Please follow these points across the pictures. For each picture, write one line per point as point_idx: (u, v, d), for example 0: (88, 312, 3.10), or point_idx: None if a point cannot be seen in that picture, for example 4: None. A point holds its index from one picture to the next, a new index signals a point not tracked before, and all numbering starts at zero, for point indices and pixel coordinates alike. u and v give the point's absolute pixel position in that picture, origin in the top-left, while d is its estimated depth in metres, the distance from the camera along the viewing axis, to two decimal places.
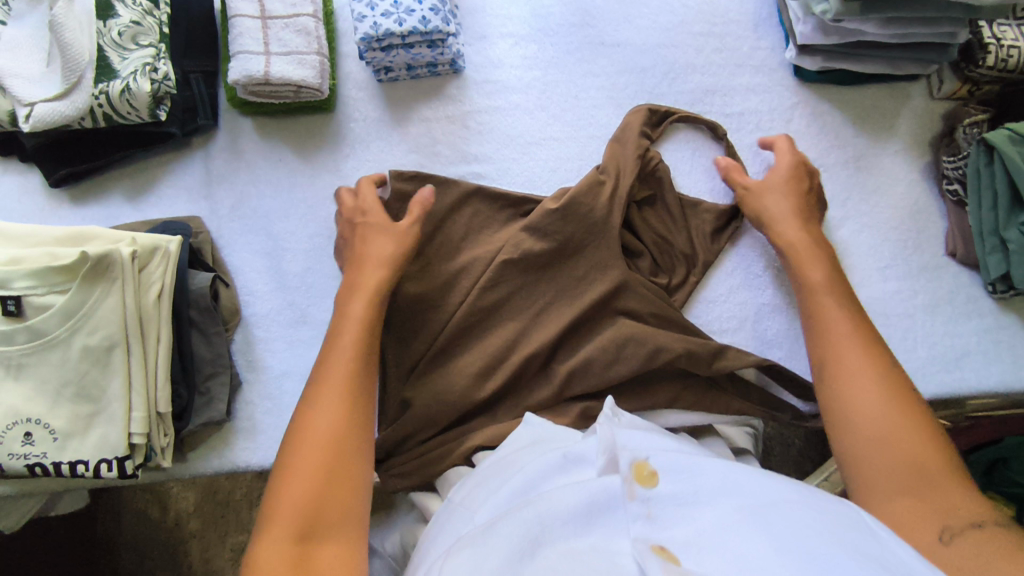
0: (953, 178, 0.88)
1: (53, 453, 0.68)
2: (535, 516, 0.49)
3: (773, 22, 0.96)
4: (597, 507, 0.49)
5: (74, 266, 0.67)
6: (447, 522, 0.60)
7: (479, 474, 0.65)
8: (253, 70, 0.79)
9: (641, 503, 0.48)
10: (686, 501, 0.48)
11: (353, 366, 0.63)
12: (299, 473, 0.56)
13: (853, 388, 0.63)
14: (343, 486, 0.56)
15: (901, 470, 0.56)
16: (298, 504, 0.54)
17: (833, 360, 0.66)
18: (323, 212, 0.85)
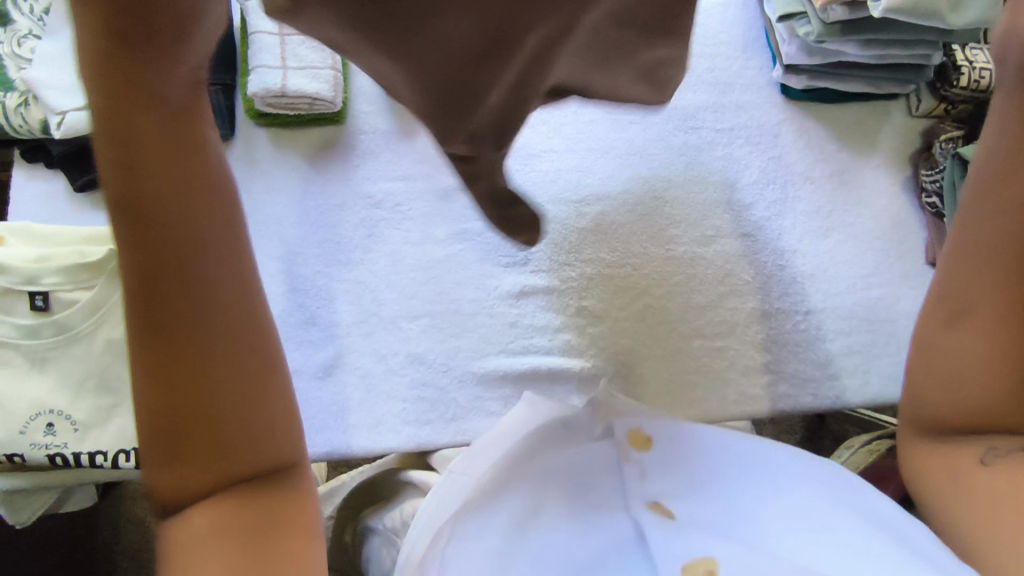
0: (931, 191, 0.93)
1: (73, 443, 0.70)
2: (534, 479, 0.55)
3: (761, 44, 1.02)
4: (589, 473, 0.56)
5: (100, 263, 0.71)
6: None
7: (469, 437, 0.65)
8: (271, 83, 0.84)
9: (635, 465, 0.56)
10: (671, 463, 0.56)
11: (161, 244, 0.46)
12: (166, 454, 0.48)
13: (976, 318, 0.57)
14: (195, 379, 0.47)
15: (987, 405, 0.56)
16: (200, 475, 0.49)
17: (962, 296, 0.58)
18: (334, 218, 0.90)
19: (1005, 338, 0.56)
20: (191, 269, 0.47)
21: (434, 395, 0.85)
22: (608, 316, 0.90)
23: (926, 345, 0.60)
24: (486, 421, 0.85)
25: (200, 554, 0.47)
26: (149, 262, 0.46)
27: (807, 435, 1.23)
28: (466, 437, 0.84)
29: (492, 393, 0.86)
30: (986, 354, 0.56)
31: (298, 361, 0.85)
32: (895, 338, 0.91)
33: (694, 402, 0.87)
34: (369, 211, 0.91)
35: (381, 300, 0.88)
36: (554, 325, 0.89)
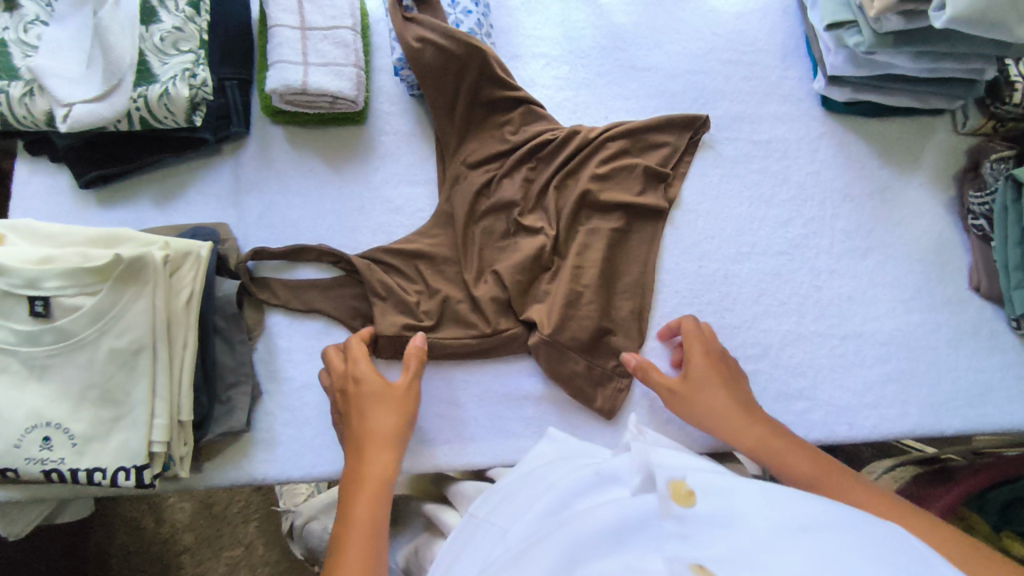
0: (979, 213, 0.89)
1: (71, 458, 0.66)
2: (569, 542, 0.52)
3: (801, 53, 0.98)
4: (630, 527, 0.52)
5: (107, 268, 0.66)
6: (477, 533, 0.63)
7: (505, 486, 0.69)
8: (291, 80, 0.79)
9: (675, 521, 0.50)
10: (721, 524, 0.49)
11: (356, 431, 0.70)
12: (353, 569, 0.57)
13: (788, 458, 0.68)
14: (370, 512, 0.63)
15: (815, 471, 0.65)
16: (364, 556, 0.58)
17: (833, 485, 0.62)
18: (351, 223, 0.86)
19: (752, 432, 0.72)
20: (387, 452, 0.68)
21: (451, 415, 0.81)
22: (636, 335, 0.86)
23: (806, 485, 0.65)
24: (505, 443, 0.80)
25: None
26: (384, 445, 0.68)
27: (824, 458, 1.19)
28: (485, 459, 0.80)
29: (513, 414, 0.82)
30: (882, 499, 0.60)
31: (311, 373, 0.81)
32: (936, 366, 0.87)
33: None
34: (388, 218, 0.87)
35: None
36: None
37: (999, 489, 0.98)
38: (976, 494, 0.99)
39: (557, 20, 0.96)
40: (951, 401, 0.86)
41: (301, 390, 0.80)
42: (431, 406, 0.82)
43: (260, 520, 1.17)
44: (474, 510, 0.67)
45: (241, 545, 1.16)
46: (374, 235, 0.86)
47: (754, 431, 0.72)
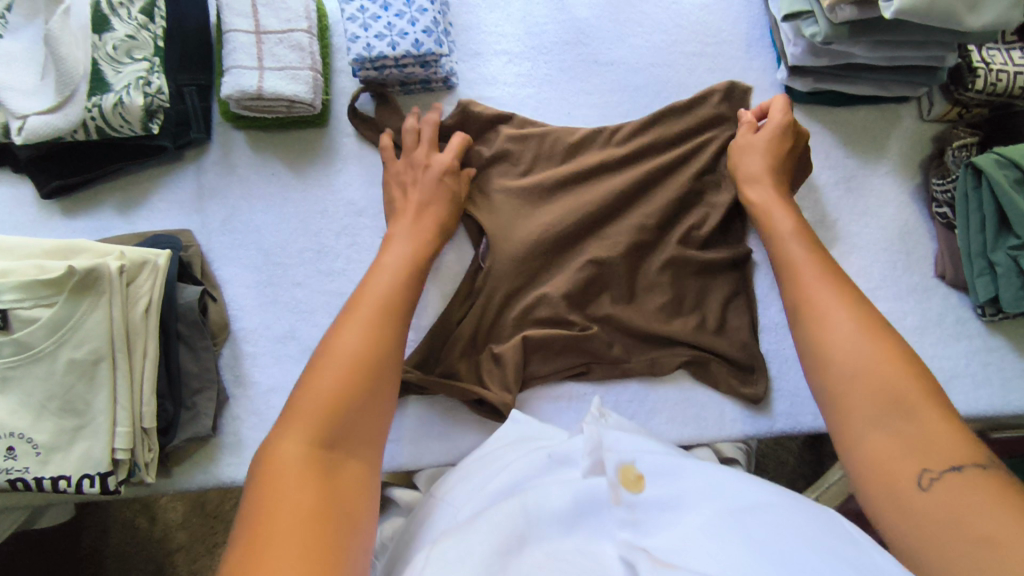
0: (942, 201, 0.89)
1: (35, 468, 0.67)
2: (519, 511, 0.50)
3: (765, 43, 0.97)
4: (583, 509, 0.50)
5: (61, 279, 0.66)
6: (434, 514, 0.62)
7: (464, 467, 0.68)
8: (246, 85, 0.79)
9: (626, 509, 0.49)
10: (671, 505, 0.49)
11: (387, 308, 0.64)
12: (313, 395, 0.55)
13: (881, 371, 0.55)
14: (344, 388, 0.56)
15: (884, 398, 0.54)
16: (320, 407, 0.55)
17: (864, 388, 0.55)
18: (314, 226, 0.86)
19: (877, 345, 0.57)
20: (380, 375, 0.59)
21: (418, 415, 0.82)
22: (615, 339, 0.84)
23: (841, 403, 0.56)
24: (469, 440, 0.81)
25: (288, 438, 0.53)
26: (383, 332, 0.62)
27: (808, 442, 1.19)
28: (451, 456, 0.81)
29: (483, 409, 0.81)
30: (866, 319, 0.59)
31: (277, 377, 0.81)
32: None
33: (691, 421, 0.83)
34: (352, 219, 0.86)
35: None
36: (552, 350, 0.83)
37: None
38: None
39: (518, 16, 0.96)
40: None
41: (268, 394, 0.81)
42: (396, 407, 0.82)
43: None
44: (436, 489, 0.66)
45: None
46: (339, 237, 0.86)
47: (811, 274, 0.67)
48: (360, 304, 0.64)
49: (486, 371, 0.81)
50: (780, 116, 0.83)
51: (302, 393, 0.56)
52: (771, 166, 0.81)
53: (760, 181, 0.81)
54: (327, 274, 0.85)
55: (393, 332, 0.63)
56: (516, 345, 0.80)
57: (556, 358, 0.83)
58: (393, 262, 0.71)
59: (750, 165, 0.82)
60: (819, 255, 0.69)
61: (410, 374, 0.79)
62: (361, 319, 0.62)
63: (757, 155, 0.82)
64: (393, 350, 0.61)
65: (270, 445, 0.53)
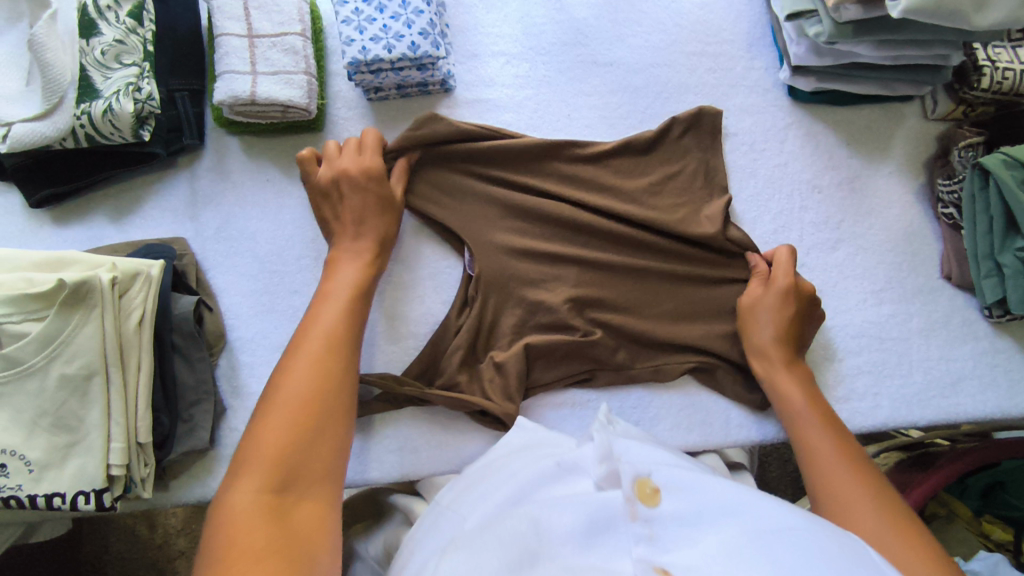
0: (948, 202, 0.88)
1: (28, 485, 0.65)
2: (531, 524, 0.49)
3: (766, 42, 0.96)
4: (599, 521, 0.49)
5: (51, 293, 0.65)
6: (438, 524, 0.60)
7: (471, 476, 0.67)
8: (239, 91, 0.77)
9: (644, 523, 0.48)
10: (688, 520, 0.49)
11: (329, 345, 0.64)
12: (258, 447, 0.55)
13: (861, 503, 0.63)
14: (290, 433, 0.56)
15: (893, 532, 0.60)
16: (268, 454, 0.54)
17: (844, 498, 0.65)
18: (311, 232, 0.84)
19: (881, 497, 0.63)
20: (325, 412, 0.59)
21: (418, 424, 0.81)
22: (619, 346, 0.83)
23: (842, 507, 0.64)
24: (471, 449, 0.80)
25: (239, 493, 0.52)
26: (325, 368, 0.62)
27: None
28: (453, 466, 0.80)
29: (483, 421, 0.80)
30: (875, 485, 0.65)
31: None
32: (907, 357, 0.86)
33: (696, 427, 0.82)
34: None
35: None
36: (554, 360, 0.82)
37: (978, 476, 0.96)
38: (958, 481, 0.98)
39: (516, 16, 0.94)
40: (922, 392, 0.85)
41: None
42: (395, 419, 0.81)
43: None
44: (440, 500, 0.64)
45: None
46: None
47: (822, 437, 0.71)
48: (302, 344, 0.64)
49: (488, 380, 0.79)
50: (786, 279, 0.80)
51: (250, 443, 0.55)
52: (787, 311, 0.78)
53: (765, 326, 0.79)
54: (325, 282, 0.83)
55: (337, 368, 0.63)
56: (519, 353, 0.79)
57: (559, 365, 0.82)
58: (337, 291, 0.71)
59: (762, 308, 0.80)
60: (821, 404, 0.76)
61: (411, 383, 0.77)
62: (299, 362, 0.62)
63: (768, 307, 0.79)
64: (336, 388, 0.61)
65: (222, 499, 0.52)
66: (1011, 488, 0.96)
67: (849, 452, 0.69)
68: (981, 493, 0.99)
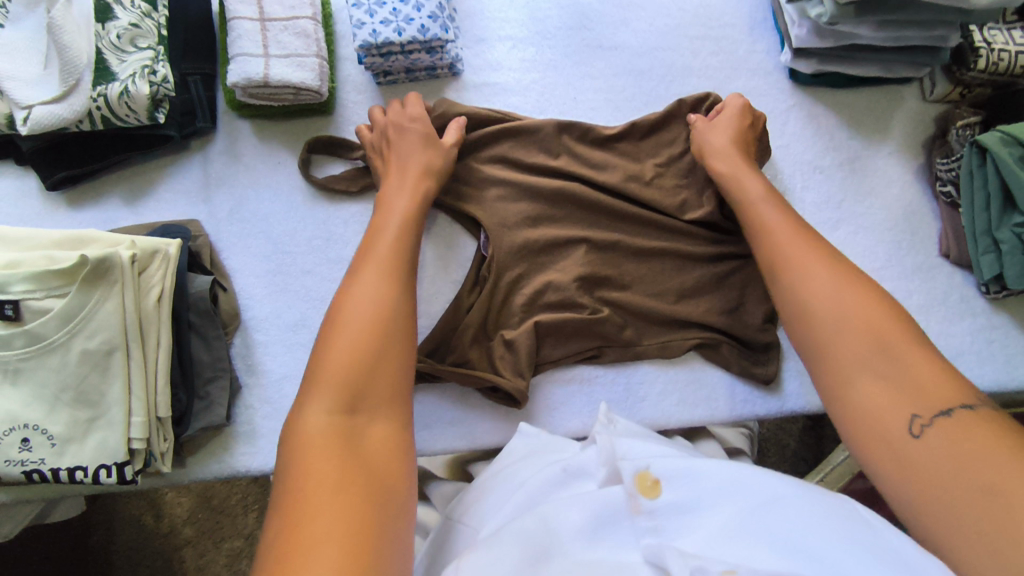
0: (946, 180, 0.89)
1: (51, 459, 0.67)
2: (540, 526, 0.50)
3: (768, 26, 0.97)
4: (602, 520, 0.50)
5: (73, 269, 0.66)
6: (454, 538, 0.63)
7: (480, 486, 0.69)
8: (252, 73, 0.79)
9: (648, 516, 0.50)
10: (689, 508, 0.50)
11: (392, 266, 0.65)
12: (331, 361, 0.56)
13: (831, 315, 0.59)
14: (354, 352, 0.57)
15: (867, 334, 0.56)
16: (341, 369, 0.55)
17: (818, 316, 0.60)
18: (322, 214, 0.86)
19: (865, 309, 0.58)
20: (393, 318, 0.60)
21: (428, 402, 0.83)
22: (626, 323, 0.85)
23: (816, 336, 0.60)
24: (482, 425, 0.82)
25: (313, 414, 0.53)
26: (392, 286, 0.63)
27: (810, 425, 1.20)
28: (464, 443, 0.81)
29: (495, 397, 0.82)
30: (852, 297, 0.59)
31: (288, 366, 0.81)
32: None
33: (702, 403, 0.84)
34: (359, 207, 0.86)
35: None
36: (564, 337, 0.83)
37: None
38: None
39: (522, 1, 0.95)
40: None
41: (279, 383, 0.81)
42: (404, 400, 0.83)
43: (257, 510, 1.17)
44: (451, 513, 0.67)
45: (242, 536, 1.17)
46: (347, 225, 0.85)
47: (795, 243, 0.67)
48: (365, 264, 0.65)
49: (498, 356, 0.81)
50: (739, 102, 0.85)
51: (320, 357, 0.57)
52: (738, 146, 0.82)
53: (725, 155, 0.81)
54: (336, 262, 0.84)
55: (400, 285, 0.64)
56: (529, 330, 0.81)
57: (567, 342, 0.83)
58: (391, 226, 0.70)
59: (711, 146, 0.83)
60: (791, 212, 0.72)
61: (424, 360, 0.79)
62: (367, 278, 0.63)
63: (714, 134, 0.83)
64: (399, 300, 0.62)
65: (296, 419, 0.54)
66: None
67: (824, 256, 0.65)
68: None
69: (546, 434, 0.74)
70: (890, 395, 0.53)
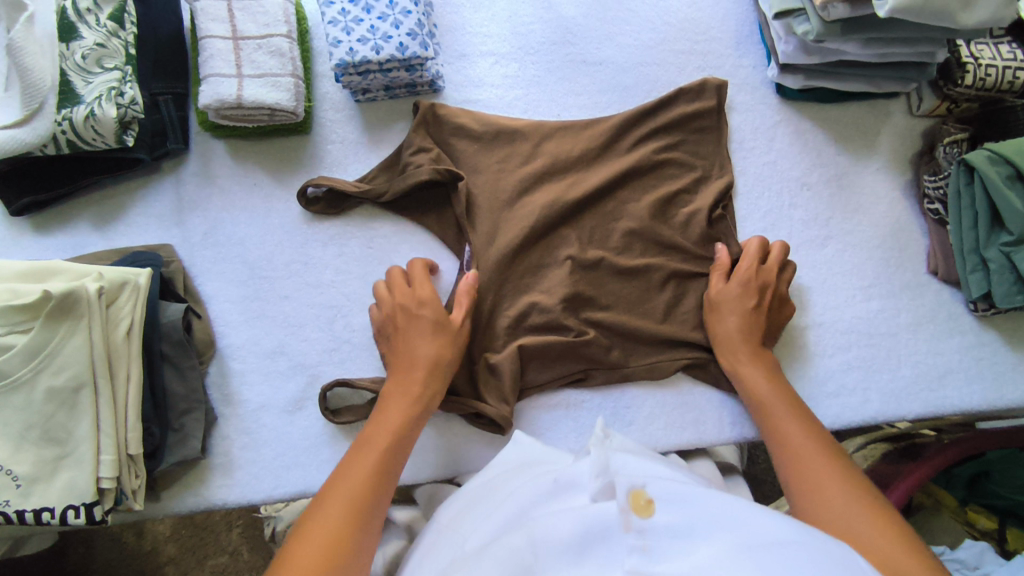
0: (934, 197, 0.88)
1: (15, 501, 0.64)
2: (527, 544, 0.50)
3: (754, 40, 0.96)
4: (590, 535, 0.47)
5: (36, 305, 0.63)
6: (436, 546, 0.62)
7: (470, 495, 0.67)
8: (225, 94, 0.76)
9: (638, 534, 0.46)
10: (681, 533, 0.46)
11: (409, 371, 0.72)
12: (348, 474, 0.61)
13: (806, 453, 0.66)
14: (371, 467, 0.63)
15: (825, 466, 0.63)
16: (359, 480, 0.61)
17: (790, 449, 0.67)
18: (300, 236, 0.83)
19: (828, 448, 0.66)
20: (400, 461, 0.66)
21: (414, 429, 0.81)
22: (614, 343, 0.83)
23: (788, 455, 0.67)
24: (466, 452, 0.80)
25: (319, 513, 0.58)
26: (397, 452, 0.66)
27: None
28: (448, 469, 0.80)
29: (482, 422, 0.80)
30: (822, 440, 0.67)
31: (266, 394, 0.79)
32: (896, 352, 0.87)
33: (689, 426, 0.82)
34: (338, 228, 0.84)
35: (354, 326, 0.82)
36: (550, 361, 0.81)
37: (964, 466, 0.98)
38: (944, 471, 1.00)
39: (504, 16, 0.93)
40: (911, 386, 0.86)
41: (257, 412, 0.79)
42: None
43: (240, 529, 1.14)
44: (439, 520, 0.66)
45: (227, 554, 1.14)
46: (326, 248, 0.83)
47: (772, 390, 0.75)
48: (382, 413, 0.69)
49: (483, 381, 0.79)
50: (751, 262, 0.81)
51: (338, 473, 0.62)
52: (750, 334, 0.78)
53: (726, 316, 0.80)
54: (314, 287, 0.82)
55: (405, 444, 0.67)
56: (513, 354, 0.79)
57: (554, 365, 0.82)
58: (407, 363, 0.73)
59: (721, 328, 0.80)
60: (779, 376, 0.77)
61: None
62: (386, 422, 0.68)
63: (728, 319, 0.79)
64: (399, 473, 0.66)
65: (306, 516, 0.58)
66: (994, 477, 0.98)
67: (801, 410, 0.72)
68: (966, 482, 1.01)
69: (539, 446, 0.73)
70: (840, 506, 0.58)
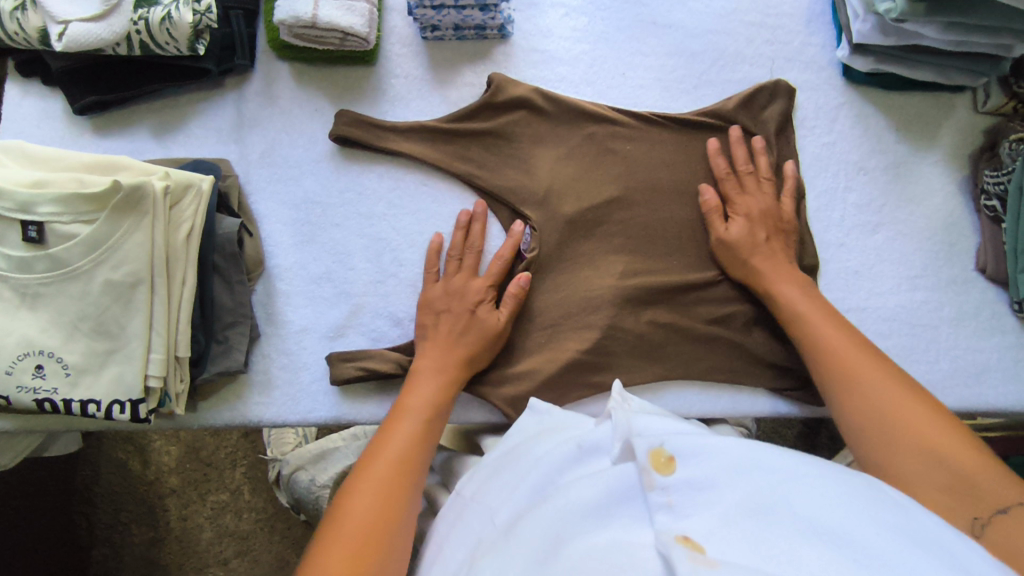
0: (992, 193, 0.88)
1: (64, 389, 0.65)
2: (553, 514, 0.47)
3: (826, 19, 0.95)
4: (616, 496, 0.45)
5: (104, 195, 0.63)
6: (464, 514, 0.59)
7: (492, 462, 0.65)
8: (301, 11, 0.75)
9: (661, 493, 0.42)
10: (708, 484, 0.42)
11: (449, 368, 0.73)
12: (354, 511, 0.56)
13: (881, 398, 0.61)
14: (379, 488, 0.59)
15: (904, 416, 0.59)
16: (361, 523, 0.55)
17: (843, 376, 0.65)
18: (357, 167, 0.83)
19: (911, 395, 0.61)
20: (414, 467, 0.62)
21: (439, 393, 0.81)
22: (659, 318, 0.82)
23: (852, 396, 0.63)
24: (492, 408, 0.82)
25: None
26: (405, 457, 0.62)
27: (805, 431, 1.14)
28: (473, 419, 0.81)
29: (508, 404, 0.78)
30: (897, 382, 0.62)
31: (310, 318, 0.79)
32: (936, 344, 0.87)
33: (724, 394, 0.82)
34: (394, 162, 0.84)
35: (402, 261, 0.81)
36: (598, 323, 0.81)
37: None
38: None
39: None
40: (948, 379, 0.86)
41: (299, 334, 0.79)
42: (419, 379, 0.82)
43: (247, 467, 1.15)
44: (462, 490, 0.63)
45: (229, 491, 1.14)
46: (381, 180, 0.83)
47: (840, 339, 0.68)
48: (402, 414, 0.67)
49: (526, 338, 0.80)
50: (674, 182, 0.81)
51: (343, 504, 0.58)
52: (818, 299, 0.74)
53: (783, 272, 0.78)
54: (366, 219, 0.82)
55: (419, 446, 0.64)
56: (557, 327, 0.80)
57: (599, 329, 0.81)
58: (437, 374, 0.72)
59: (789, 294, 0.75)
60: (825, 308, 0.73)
61: None
62: (399, 428, 0.66)
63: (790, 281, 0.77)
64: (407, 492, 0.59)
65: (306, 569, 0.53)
66: None
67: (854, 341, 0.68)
68: None
69: (556, 411, 0.70)
70: (912, 457, 0.56)
